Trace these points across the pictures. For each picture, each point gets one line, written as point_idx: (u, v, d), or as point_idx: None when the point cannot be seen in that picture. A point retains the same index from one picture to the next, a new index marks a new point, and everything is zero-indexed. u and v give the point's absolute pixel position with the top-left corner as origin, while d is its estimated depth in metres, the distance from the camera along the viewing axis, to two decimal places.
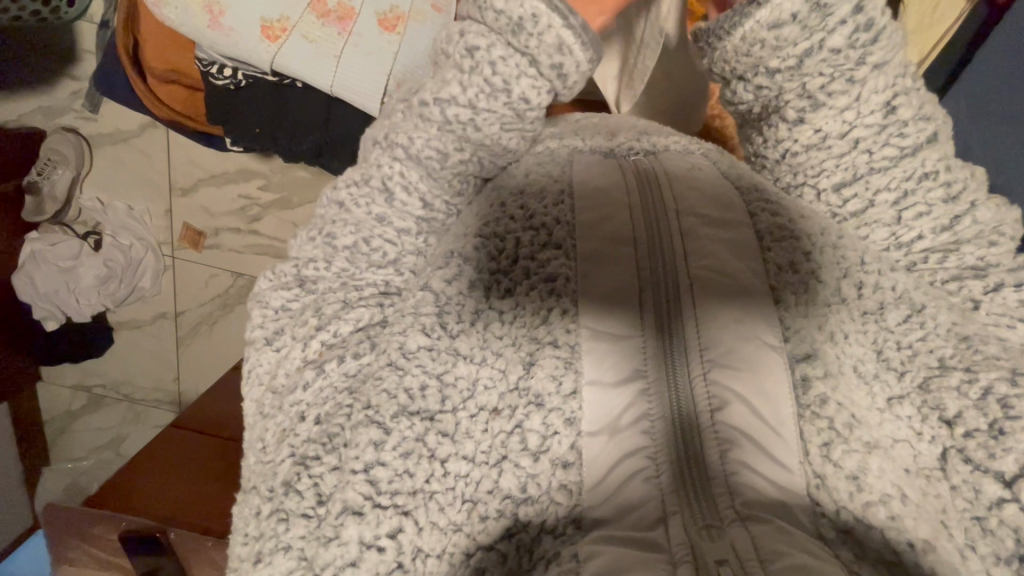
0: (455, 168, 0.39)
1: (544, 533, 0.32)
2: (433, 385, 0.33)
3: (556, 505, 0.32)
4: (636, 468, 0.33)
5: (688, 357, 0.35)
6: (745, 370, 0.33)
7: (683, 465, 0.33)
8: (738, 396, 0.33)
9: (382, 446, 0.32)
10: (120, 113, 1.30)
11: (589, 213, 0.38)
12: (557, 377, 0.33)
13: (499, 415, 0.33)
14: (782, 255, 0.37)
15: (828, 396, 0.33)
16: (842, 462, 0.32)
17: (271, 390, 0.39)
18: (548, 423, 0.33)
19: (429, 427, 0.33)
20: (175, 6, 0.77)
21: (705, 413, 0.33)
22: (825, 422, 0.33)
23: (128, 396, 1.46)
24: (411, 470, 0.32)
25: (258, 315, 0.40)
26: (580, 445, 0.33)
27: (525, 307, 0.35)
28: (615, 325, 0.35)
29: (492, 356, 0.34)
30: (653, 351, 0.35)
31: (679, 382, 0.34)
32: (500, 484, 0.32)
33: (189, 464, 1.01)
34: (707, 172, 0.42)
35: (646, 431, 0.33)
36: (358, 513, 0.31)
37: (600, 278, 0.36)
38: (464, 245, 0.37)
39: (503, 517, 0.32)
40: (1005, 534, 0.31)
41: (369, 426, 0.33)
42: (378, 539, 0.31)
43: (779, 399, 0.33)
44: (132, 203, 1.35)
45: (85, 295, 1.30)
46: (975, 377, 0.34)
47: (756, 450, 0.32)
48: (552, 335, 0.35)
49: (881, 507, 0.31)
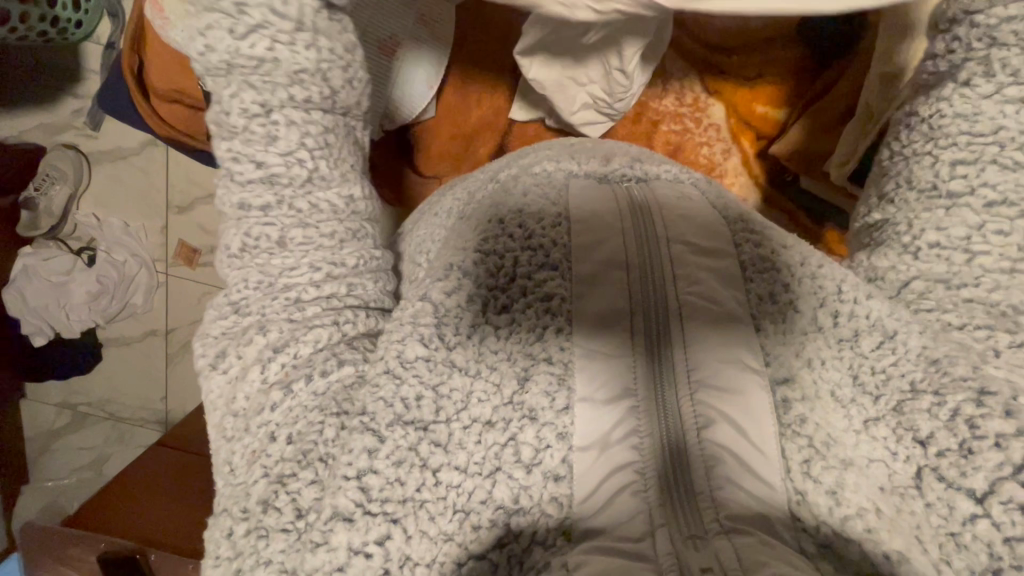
0: (240, 110, 0.33)
1: (534, 544, 0.33)
2: (428, 395, 0.34)
3: (546, 517, 0.33)
4: (625, 482, 0.33)
5: (676, 377, 0.36)
6: (730, 390, 0.34)
7: (671, 481, 0.34)
8: (725, 415, 0.34)
9: (376, 454, 0.32)
10: (120, 131, 1.32)
11: (583, 236, 0.39)
12: (551, 393, 0.34)
13: (492, 427, 0.34)
14: (762, 285, 0.38)
15: (807, 416, 0.34)
16: (821, 478, 0.33)
17: (231, 414, 0.37)
18: (541, 436, 0.33)
19: (423, 437, 0.33)
20: (180, 28, 0.80)
21: (693, 431, 0.34)
22: (805, 439, 0.34)
23: (112, 415, 1.45)
24: (403, 478, 0.32)
25: (205, 344, 0.39)
26: (572, 459, 0.33)
27: (521, 324, 0.36)
28: (607, 345, 0.36)
29: (487, 369, 0.35)
30: (643, 371, 0.36)
31: (668, 402, 0.35)
32: (493, 494, 0.33)
33: (166, 486, 1.00)
34: (696, 201, 0.43)
35: (636, 446, 0.34)
36: (348, 519, 0.31)
37: (594, 298, 0.37)
38: (464, 260, 0.38)
39: (494, 527, 0.33)
40: (978, 548, 0.31)
41: (364, 432, 0.33)
42: (366, 545, 0.31)
43: (761, 416, 0.34)
44: (127, 220, 1.35)
45: (76, 312, 1.30)
46: (942, 399, 0.34)
47: (740, 467, 0.33)
48: (547, 351, 0.36)
49: (859, 521, 0.32)
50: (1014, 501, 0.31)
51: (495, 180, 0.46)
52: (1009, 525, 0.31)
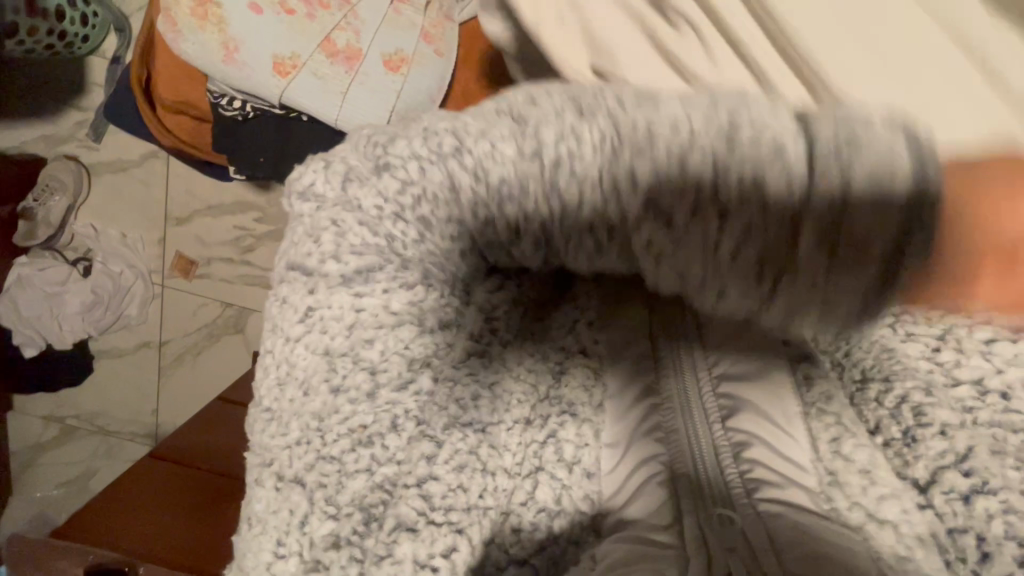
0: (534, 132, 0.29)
1: (570, 544, 0.35)
2: (485, 394, 0.34)
3: (580, 514, 0.35)
4: (653, 472, 0.35)
5: (699, 373, 0.38)
6: (752, 381, 0.37)
7: (700, 469, 0.35)
8: (752, 405, 0.36)
9: (435, 460, 0.31)
10: (121, 142, 1.34)
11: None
12: (588, 388, 0.39)
13: (531, 425, 0.37)
14: None
15: (818, 402, 0.37)
16: (851, 455, 0.34)
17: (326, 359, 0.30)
18: (579, 434, 0.37)
19: (481, 439, 0.33)
20: (192, 42, 0.81)
21: (718, 421, 0.36)
22: (832, 419, 0.36)
23: (101, 428, 1.42)
24: (465, 484, 0.31)
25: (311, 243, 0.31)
26: (602, 456, 0.37)
27: (557, 323, 0.41)
28: (631, 344, 0.41)
29: (525, 372, 0.38)
30: (669, 369, 0.39)
31: (694, 395, 0.37)
32: (535, 495, 0.35)
33: (161, 497, 0.99)
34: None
35: (660, 438, 0.37)
36: (411, 530, 0.29)
37: (618, 303, 0.42)
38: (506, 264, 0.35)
39: (537, 529, 0.34)
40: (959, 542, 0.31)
41: (422, 439, 0.31)
42: (433, 558, 0.29)
43: (783, 405, 0.36)
44: (125, 231, 1.36)
45: (69, 321, 1.29)
46: (890, 387, 0.35)
47: (769, 451, 0.35)
48: (581, 345, 0.40)
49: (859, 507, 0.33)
50: (954, 491, 0.31)
51: None
52: (950, 515, 0.31)
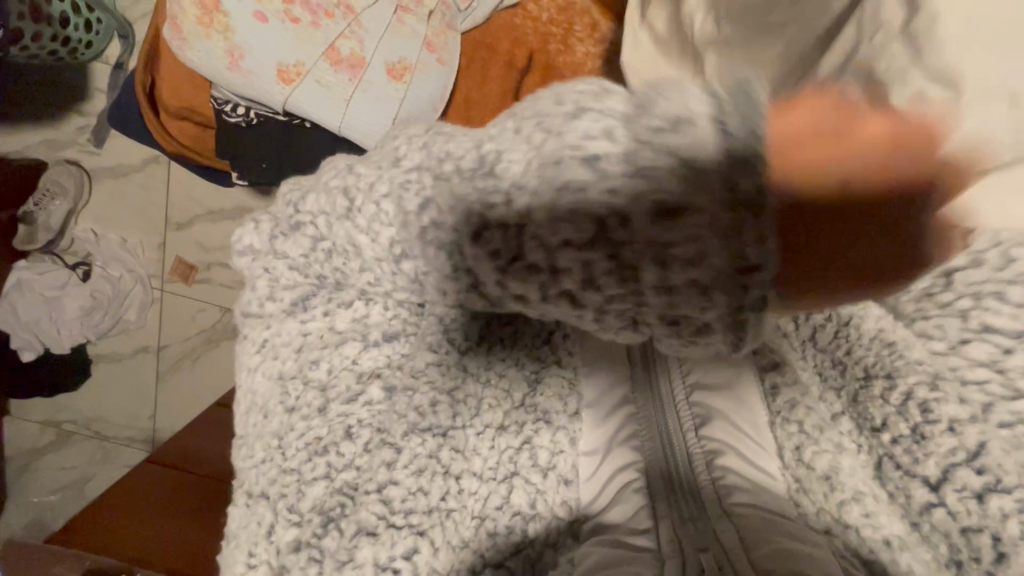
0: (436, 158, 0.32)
1: (546, 547, 0.34)
2: (443, 401, 0.34)
3: (557, 519, 0.35)
4: (629, 479, 0.36)
5: (671, 384, 0.41)
6: (721, 391, 0.40)
7: (676, 474, 0.38)
8: (722, 412, 0.39)
9: (395, 466, 0.32)
10: (124, 148, 1.35)
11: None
12: (564, 397, 0.38)
13: (506, 431, 0.36)
14: None
15: (798, 401, 0.38)
16: (814, 463, 0.36)
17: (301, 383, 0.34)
18: (555, 440, 0.37)
19: (442, 443, 0.34)
20: (199, 50, 0.81)
21: (692, 429, 0.39)
22: (795, 426, 0.38)
23: (97, 433, 1.41)
24: (425, 487, 0.32)
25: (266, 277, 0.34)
26: (580, 463, 0.37)
27: (525, 331, 0.38)
28: (609, 356, 0.42)
29: (496, 377, 0.37)
30: (641, 385, 0.43)
31: (667, 406, 0.41)
32: (510, 500, 0.34)
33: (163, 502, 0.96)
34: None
35: (637, 447, 0.39)
36: (371, 533, 0.31)
37: None
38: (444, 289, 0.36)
39: (513, 532, 0.34)
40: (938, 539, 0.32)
41: (382, 447, 0.32)
42: (393, 560, 0.30)
43: (754, 416, 0.39)
44: (125, 235, 1.37)
45: (68, 326, 1.30)
46: (894, 383, 0.34)
47: (736, 456, 0.37)
48: (557, 355, 0.39)
49: (855, 505, 0.34)
50: (968, 488, 0.30)
51: None
52: (965, 514, 0.30)
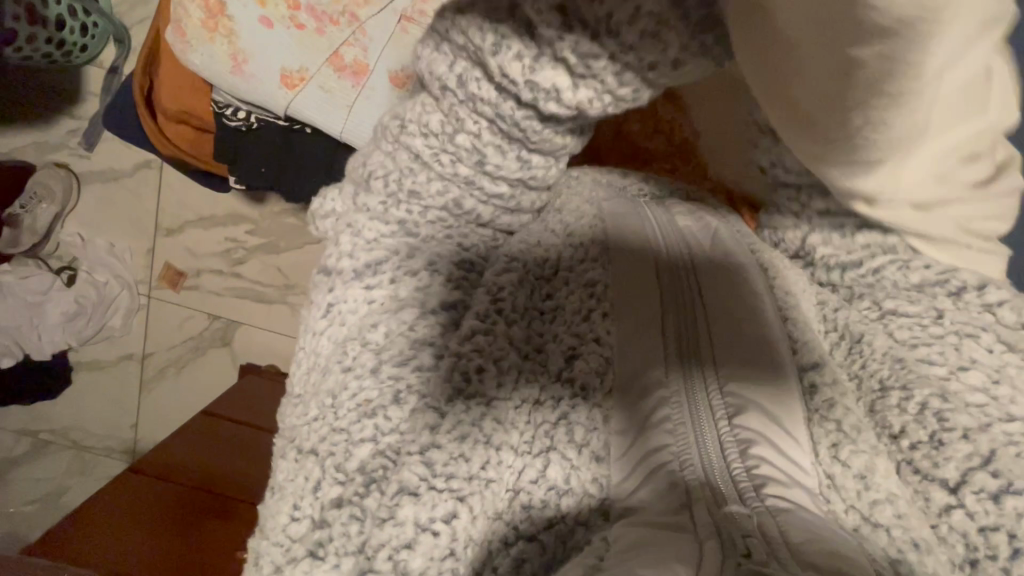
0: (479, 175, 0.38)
1: (578, 525, 0.33)
2: (490, 369, 0.35)
3: (588, 497, 0.34)
4: (661, 462, 0.34)
5: (705, 375, 0.38)
6: (761, 386, 0.37)
7: (711, 467, 0.34)
8: (757, 402, 0.36)
9: (437, 429, 0.34)
10: (114, 152, 1.33)
11: (620, 241, 0.43)
12: (601, 371, 0.37)
13: (542, 406, 0.36)
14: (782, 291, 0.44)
15: (835, 401, 0.37)
16: (850, 463, 0.35)
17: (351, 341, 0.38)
18: (591, 417, 0.36)
19: (486, 413, 0.34)
20: (202, 53, 0.81)
21: (724, 418, 0.36)
22: (833, 425, 0.37)
23: (75, 443, 1.37)
24: (467, 454, 0.33)
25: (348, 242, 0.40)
26: (610, 440, 0.36)
27: (569, 304, 0.40)
28: (642, 338, 0.39)
29: (535, 350, 0.38)
30: (673, 367, 0.39)
31: (698, 394, 0.37)
32: (546, 474, 0.34)
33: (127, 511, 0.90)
34: (731, 243, 0.46)
35: (669, 429, 0.35)
36: (414, 493, 0.32)
37: (630, 296, 0.41)
38: (524, 253, 0.41)
39: (546, 507, 0.33)
40: (954, 539, 0.33)
41: (427, 410, 0.34)
42: (433, 522, 0.31)
43: (789, 406, 0.37)
44: (112, 240, 1.34)
45: (48, 331, 1.27)
46: (910, 394, 0.37)
47: (771, 447, 0.35)
48: (595, 330, 0.39)
49: (887, 506, 0.34)
50: (985, 491, 0.33)
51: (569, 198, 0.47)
52: (982, 514, 0.33)
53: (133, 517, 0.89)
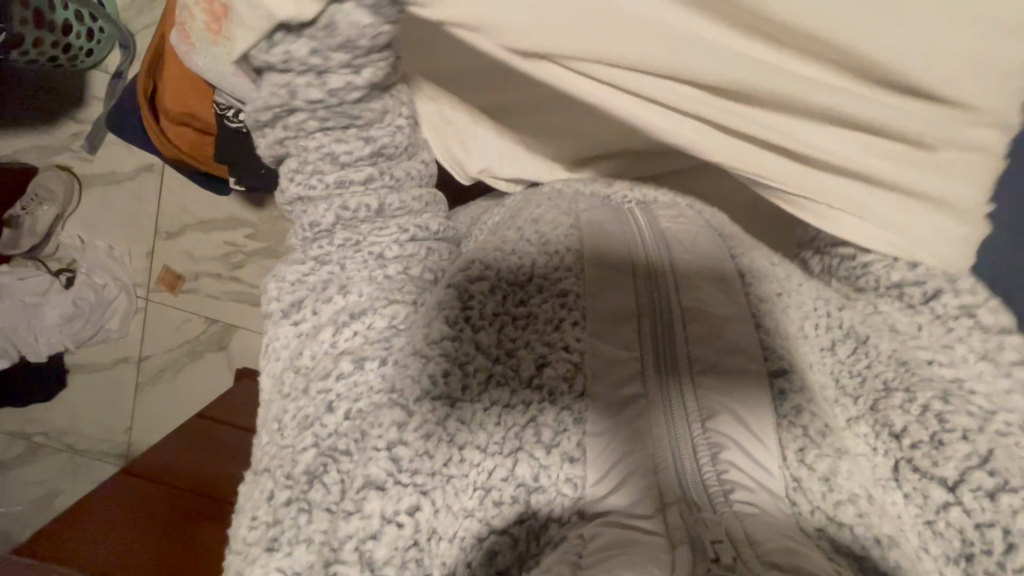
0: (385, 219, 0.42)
1: (551, 521, 0.35)
2: (455, 372, 0.37)
3: (563, 496, 0.35)
4: (636, 464, 0.35)
5: (681, 376, 0.39)
6: (735, 391, 0.38)
7: (681, 473, 0.36)
8: (729, 406, 0.37)
9: (405, 427, 0.35)
10: (117, 155, 1.34)
11: (595, 245, 0.45)
12: (569, 378, 0.38)
13: (511, 410, 0.37)
14: (760, 287, 0.44)
15: (803, 406, 0.38)
16: (815, 465, 0.36)
17: (293, 370, 0.41)
18: (560, 419, 0.36)
19: (449, 413, 0.36)
20: (204, 54, 0.80)
21: (698, 420, 0.37)
22: (801, 430, 0.37)
23: (70, 445, 1.37)
24: (431, 451, 0.35)
25: (275, 289, 0.43)
26: (586, 441, 0.36)
27: (542, 312, 0.40)
28: (616, 340, 0.40)
29: (505, 356, 0.38)
30: (651, 369, 0.39)
31: (672, 397, 0.38)
32: (515, 472, 0.35)
33: (124, 511, 0.90)
34: (711, 247, 0.47)
35: (645, 431, 0.37)
36: (380, 488, 0.34)
37: (605, 301, 0.42)
38: (486, 256, 0.42)
39: (516, 503, 0.35)
40: (952, 535, 0.39)
41: (392, 407, 0.36)
42: (398, 514, 0.33)
43: (761, 411, 0.37)
44: (112, 243, 1.35)
45: (46, 334, 1.27)
46: (914, 396, 0.41)
47: (742, 452, 0.36)
48: (564, 340, 0.39)
49: (850, 506, 0.35)
50: (982, 488, 0.38)
51: (552, 206, 0.48)
52: (979, 511, 0.38)
53: (118, 521, 0.87)
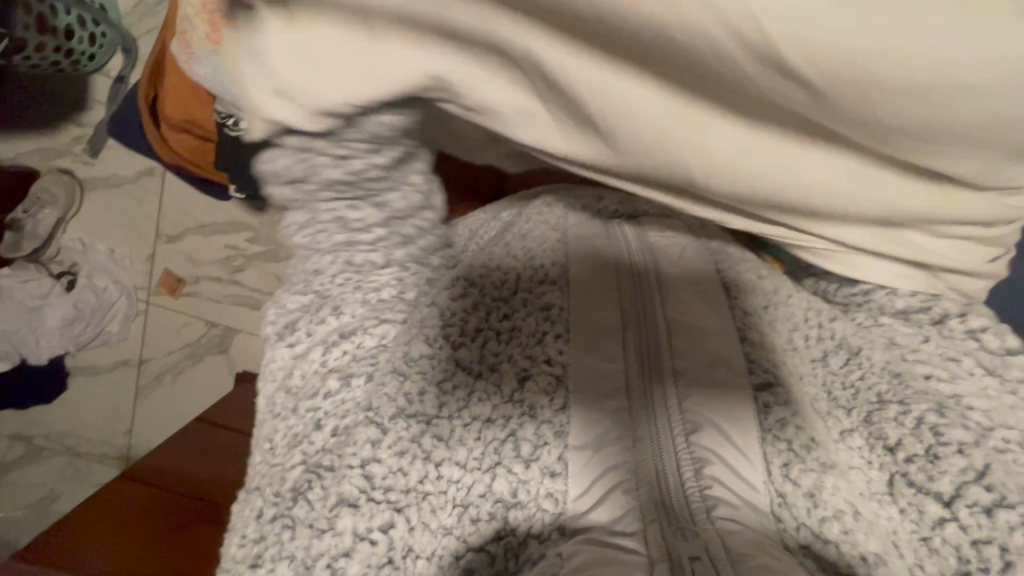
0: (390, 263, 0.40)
1: (530, 538, 0.35)
2: (432, 390, 0.37)
3: (542, 512, 0.35)
4: (617, 479, 0.35)
5: (666, 390, 0.39)
6: (717, 405, 0.38)
7: (662, 489, 0.36)
8: (712, 419, 0.37)
9: (379, 445, 0.35)
10: (119, 159, 1.35)
11: (581, 260, 0.45)
12: (550, 393, 0.38)
13: (492, 425, 0.36)
14: (746, 301, 0.45)
15: (788, 420, 0.38)
16: (799, 481, 0.36)
17: (286, 390, 0.41)
18: (539, 433, 0.36)
19: (426, 429, 0.36)
20: None
21: (681, 435, 0.37)
22: (785, 444, 0.37)
23: (70, 448, 1.37)
24: (406, 468, 0.35)
25: (274, 313, 0.43)
26: (567, 456, 0.36)
27: (525, 327, 0.40)
28: (599, 354, 0.40)
29: (487, 372, 0.39)
30: (636, 382, 0.39)
31: (656, 411, 0.38)
32: (493, 488, 0.35)
33: (127, 517, 0.90)
34: (697, 262, 0.47)
35: (627, 447, 0.37)
36: (354, 505, 0.34)
37: (588, 316, 0.41)
38: (472, 272, 0.43)
39: (493, 520, 0.35)
40: (948, 552, 0.38)
41: (370, 425, 0.36)
42: (371, 532, 0.33)
43: (745, 425, 0.37)
44: (113, 246, 1.35)
45: (47, 337, 1.27)
46: (908, 409, 0.41)
47: (724, 466, 0.36)
48: (546, 353, 0.39)
49: (836, 522, 0.35)
50: (978, 505, 0.38)
51: (543, 221, 0.49)
52: (976, 528, 0.37)
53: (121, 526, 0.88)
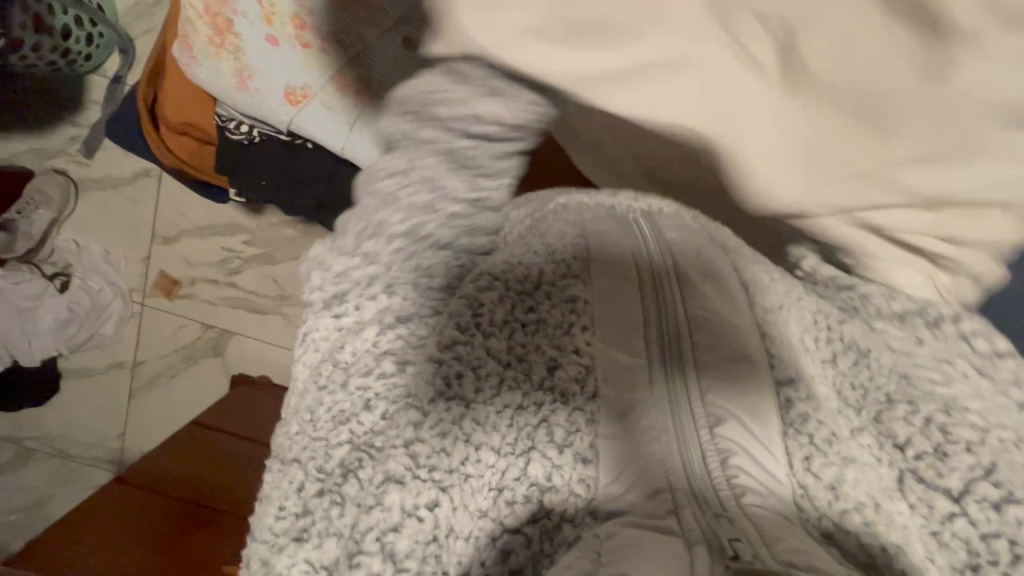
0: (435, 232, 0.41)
1: (565, 521, 0.35)
2: (468, 374, 0.38)
3: (575, 496, 0.36)
4: (648, 464, 0.36)
5: (688, 384, 0.40)
6: (740, 395, 0.39)
7: (691, 472, 0.37)
8: (734, 412, 0.38)
9: (421, 426, 0.36)
10: (115, 160, 1.34)
11: (603, 254, 0.44)
12: (581, 380, 0.39)
13: (524, 410, 0.37)
14: (766, 302, 0.45)
15: (809, 414, 0.39)
16: (821, 474, 0.37)
17: (332, 362, 0.39)
18: (573, 419, 0.37)
19: (464, 413, 0.37)
20: (207, 67, 0.81)
21: (705, 426, 0.38)
22: (806, 438, 0.38)
23: (61, 451, 1.35)
24: (449, 449, 0.36)
25: (319, 277, 0.41)
26: (598, 442, 0.37)
27: (550, 317, 0.41)
28: (625, 346, 0.41)
29: (517, 362, 0.39)
30: (658, 373, 0.40)
31: (679, 404, 0.39)
32: (528, 471, 0.36)
33: (132, 519, 0.90)
34: (716, 260, 0.46)
35: (655, 434, 0.38)
36: (400, 482, 0.35)
37: (613, 310, 0.42)
38: (496, 267, 0.41)
39: (529, 503, 0.35)
40: (957, 545, 0.40)
41: (409, 409, 0.37)
42: (418, 508, 0.34)
43: (768, 418, 0.38)
44: (108, 247, 1.35)
45: (40, 338, 1.26)
46: (916, 407, 0.43)
47: (748, 456, 0.37)
48: (575, 342, 0.40)
49: (856, 514, 0.37)
50: (987, 499, 0.40)
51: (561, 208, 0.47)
52: (985, 522, 0.40)
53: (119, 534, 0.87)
